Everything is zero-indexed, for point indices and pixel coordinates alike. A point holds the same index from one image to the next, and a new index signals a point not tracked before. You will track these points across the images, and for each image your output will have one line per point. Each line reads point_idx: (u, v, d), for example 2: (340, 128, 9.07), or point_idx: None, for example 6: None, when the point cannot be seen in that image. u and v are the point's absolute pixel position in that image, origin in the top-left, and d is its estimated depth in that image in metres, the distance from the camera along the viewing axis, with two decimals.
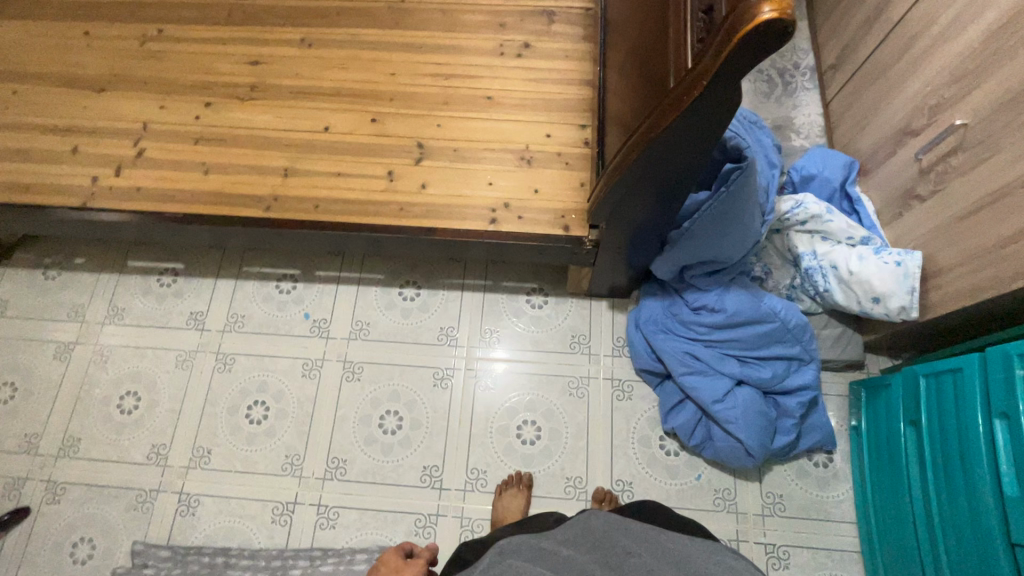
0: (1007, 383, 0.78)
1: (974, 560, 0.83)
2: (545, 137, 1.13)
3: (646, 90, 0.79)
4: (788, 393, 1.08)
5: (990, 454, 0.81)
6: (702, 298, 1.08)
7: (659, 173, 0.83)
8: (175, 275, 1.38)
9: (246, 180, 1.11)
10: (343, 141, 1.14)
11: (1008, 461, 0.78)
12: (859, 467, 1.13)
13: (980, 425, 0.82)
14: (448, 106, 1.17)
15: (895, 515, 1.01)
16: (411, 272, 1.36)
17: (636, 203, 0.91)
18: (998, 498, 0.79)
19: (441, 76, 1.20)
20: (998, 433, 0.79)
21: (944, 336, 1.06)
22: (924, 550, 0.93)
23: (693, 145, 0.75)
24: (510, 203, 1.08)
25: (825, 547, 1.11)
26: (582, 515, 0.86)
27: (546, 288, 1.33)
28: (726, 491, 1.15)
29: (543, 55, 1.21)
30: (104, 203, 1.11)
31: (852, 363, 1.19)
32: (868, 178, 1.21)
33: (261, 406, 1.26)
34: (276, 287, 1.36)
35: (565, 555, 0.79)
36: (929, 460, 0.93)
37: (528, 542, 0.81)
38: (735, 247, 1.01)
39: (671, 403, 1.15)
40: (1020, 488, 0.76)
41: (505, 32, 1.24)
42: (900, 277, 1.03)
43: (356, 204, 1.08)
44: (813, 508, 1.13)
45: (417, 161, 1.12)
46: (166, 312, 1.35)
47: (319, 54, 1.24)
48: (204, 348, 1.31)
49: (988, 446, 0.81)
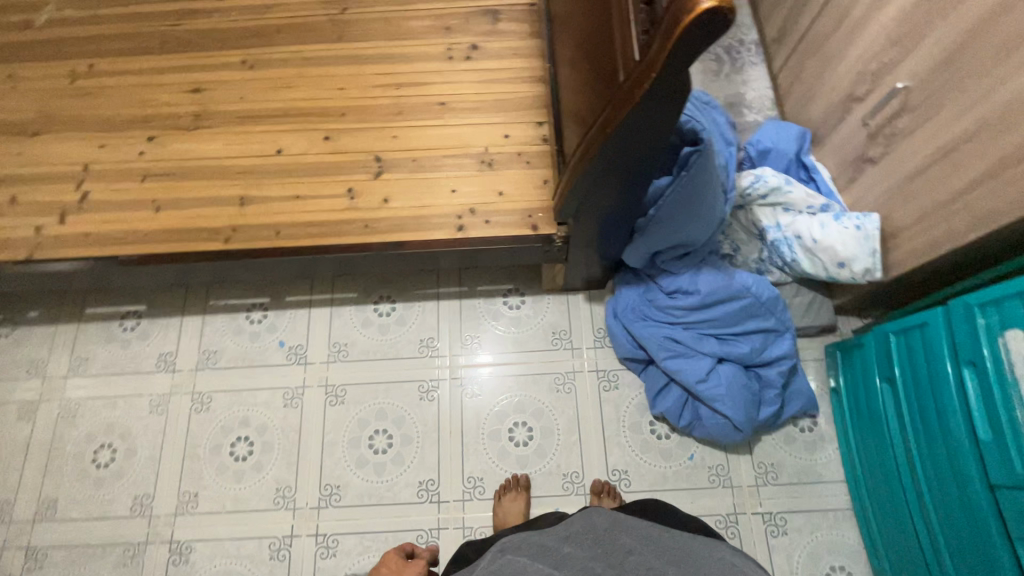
0: (972, 333, 0.81)
1: (957, 504, 0.86)
2: (503, 137, 1.12)
3: (598, 84, 0.79)
4: (769, 364, 1.10)
5: (962, 402, 0.84)
6: (676, 282, 1.09)
7: (620, 164, 0.83)
8: (139, 317, 1.33)
9: (200, 213, 1.08)
10: (298, 163, 1.11)
11: (980, 407, 0.81)
12: (842, 427, 1.16)
13: (951, 375, 0.85)
14: (401, 115, 1.15)
15: (881, 469, 1.05)
16: (385, 287, 1.34)
17: (601, 196, 0.91)
18: (973, 443, 0.82)
19: (391, 86, 1.18)
20: (967, 381, 0.82)
21: (907, 292, 1.10)
22: (911, 500, 0.96)
23: (651, 134, 0.76)
24: (476, 208, 1.07)
25: (819, 508, 1.14)
26: (584, 511, 0.85)
27: (522, 288, 1.33)
28: (719, 466, 1.17)
29: (492, 55, 1.20)
30: (51, 252, 1.05)
31: (824, 328, 1.22)
32: (821, 146, 1.24)
33: (245, 441, 1.23)
34: (246, 318, 1.32)
35: (567, 552, 0.79)
36: (907, 413, 0.96)
37: (528, 540, 0.81)
38: (702, 228, 1.02)
39: (656, 387, 1.16)
40: (993, 431, 0.79)
41: (451, 35, 1.22)
42: (861, 240, 1.06)
43: (318, 226, 1.06)
44: (803, 472, 1.16)
45: (376, 175, 1.10)
46: (132, 357, 1.30)
47: (263, 75, 1.20)
48: (178, 389, 1.27)
49: (960, 394, 0.84)
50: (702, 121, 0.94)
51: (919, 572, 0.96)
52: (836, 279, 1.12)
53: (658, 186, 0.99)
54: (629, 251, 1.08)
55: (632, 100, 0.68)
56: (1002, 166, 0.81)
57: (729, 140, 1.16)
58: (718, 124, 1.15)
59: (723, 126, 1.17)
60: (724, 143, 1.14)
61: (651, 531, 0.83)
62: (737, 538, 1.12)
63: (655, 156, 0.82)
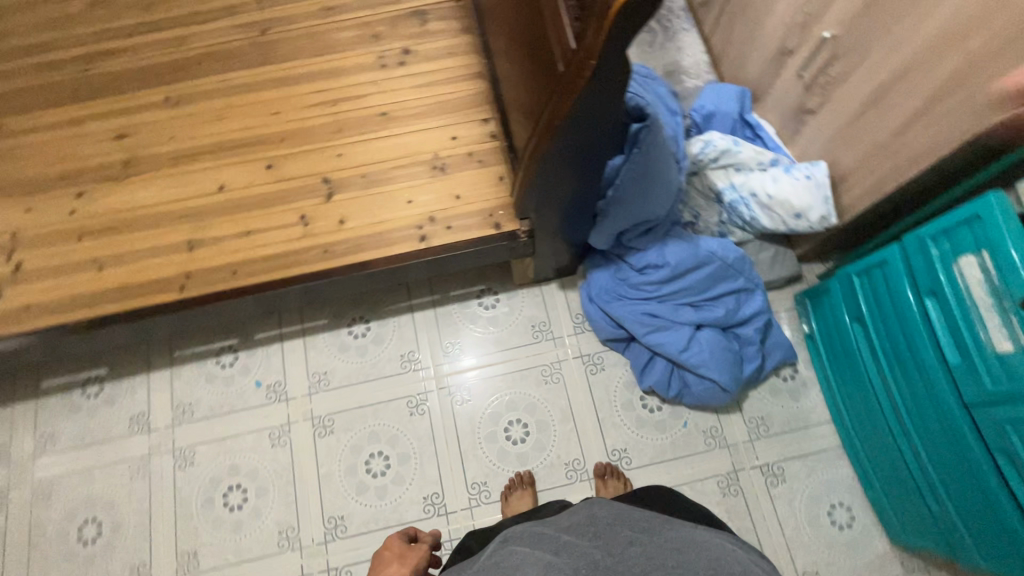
0: (928, 264, 0.85)
1: (938, 427, 0.90)
2: (451, 140, 1.10)
3: (539, 75, 0.78)
4: (745, 323, 1.12)
5: (929, 330, 0.87)
6: (644, 258, 1.10)
7: (572, 153, 0.82)
8: (102, 382, 1.26)
9: (148, 265, 1.02)
10: (244, 197, 1.07)
11: (945, 333, 0.85)
12: (821, 370, 1.20)
13: (915, 306, 0.89)
14: (343, 132, 1.11)
15: (863, 406, 1.09)
16: (356, 308, 1.31)
17: (558, 185, 0.91)
18: (943, 368, 0.86)
19: (327, 103, 1.14)
20: (931, 310, 0.86)
21: (863, 232, 1.14)
22: (895, 430, 1.00)
23: (598, 120, 0.76)
24: (435, 215, 1.05)
25: (812, 451, 1.18)
26: (586, 502, 0.85)
27: (495, 286, 1.32)
28: (713, 428, 1.20)
29: (426, 57, 1.17)
30: None
31: (791, 278, 1.26)
32: (762, 103, 1.26)
33: (238, 489, 1.19)
34: (217, 364, 1.27)
35: (569, 537, 0.78)
36: (879, 349, 1.00)
37: (530, 527, 0.81)
38: (661, 202, 1.03)
39: (641, 364, 1.17)
40: (960, 354, 0.83)
41: (381, 43, 1.19)
42: (813, 189, 1.09)
43: (276, 258, 1.02)
44: (792, 419, 1.20)
45: (328, 198, 1.06)
46: (102, 425, 1.23)
47: (190, 110, 1.15)
48: (158, 449, 1.21)
49: (925, 324, 0.88)
50: (644, 94, 0.94)
51: (912, 496, 1.01)
52: (795, 231, 1.15)
53: (612, 166, 0.98)
54: (595, 234, 1.09)
55: (575, 91, 0.68)
56: (933, 101, 0.85)
57: (674, 110, 1.17)
58: (660, 95, 1.16)
59: (665, 96, 1.17)
60: (669, 113, 1.15)
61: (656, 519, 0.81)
62: (740, 494, 1.16)
63: (605, 141, 0.82)
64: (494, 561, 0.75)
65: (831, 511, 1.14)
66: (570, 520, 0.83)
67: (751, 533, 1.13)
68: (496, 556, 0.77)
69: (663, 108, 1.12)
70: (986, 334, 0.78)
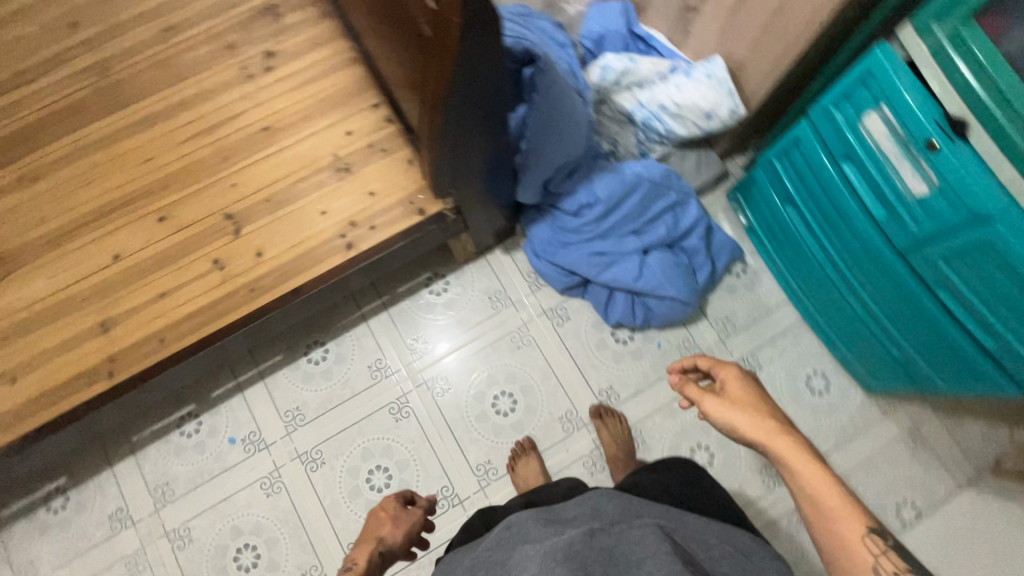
0: (839, 130, 0.87)
1: (881, 281, 0.93)
2: (347, 136, 1.03)
3: (409, 46, 0.73)
4: (687, 234, 1.14)
5: (853, 192, 0.90)
6: (575, 200, 1.07)
7: (471, 117, 0.78)
8: (65, 492, 1.18)
9: (63, 360, 0.92)
10: (143, 260, 0.97)
11: (866, 191, 0.87)
12: (768, 257, 1.24)
13: (836, 174, 0.91)
14: (230, 159, 1.02)
15: (812, 280, 1.12)
16: (308, 335, 1.25)
17: (468, 153, 0.87)
18: (873, 224, 0.89)
19: (201, 132, 1.04)
20: (850, 173, 0.88)
21: (772, 114, 1.16)
22: (845, 294, 1.04)
23: (485, 77, 0.72)
24: (355, 218, 0.99)
25: (779, 333, 1.24)
26: (593, 497, 0.83)
27: (441, 270, 1.28)
28: (686, 341, 1.24)
29: (292, 55, 1.07)
30: None
31: (719, 178, 1.28)
32: (647, 12, 1.24)
33: (249, 548, 1.14)
34: (182, 435, 1.20)
35: (572, 524, 0.76)
36: (813, 223, 1.02)
37: (535, 512, 0.81)
38: (576, 140, 1.00)
39: (602, 303, 1.16)
40: (883, 208, 0.85)
41: (238, 52, 1.08)
42: (716, 86, 1.09)
43: (201, 312, 0.94)
44: (754, 309, 1.25)
45: (236, 234, 0.98)
46: (81, 534, 1.15)
47: (52, 182, 1.03)
48: (150, 538, 1.15)
49: (847, 188, 0.90)
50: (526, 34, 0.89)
51: (875, 349, 1.06)
52: (711, 131, 1.16)
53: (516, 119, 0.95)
54: (521, 189, 1.06)
55: (451, 53, 0.63)
56: None
57: (562, 42, 1.13)
58: (544, 30, 1.11)
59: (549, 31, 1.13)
60: (558, 47, 1.11)
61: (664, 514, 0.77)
62: None
63: (501, 95, 0.78)
64: (500, 543, 0.76)
65: (809, 381, 1.21)
66: (575, 512, 0.81)
67: None
68: (500, 540, 0.77)
69: (551, 43, 1.08)
70: (903, 181, 0.80)
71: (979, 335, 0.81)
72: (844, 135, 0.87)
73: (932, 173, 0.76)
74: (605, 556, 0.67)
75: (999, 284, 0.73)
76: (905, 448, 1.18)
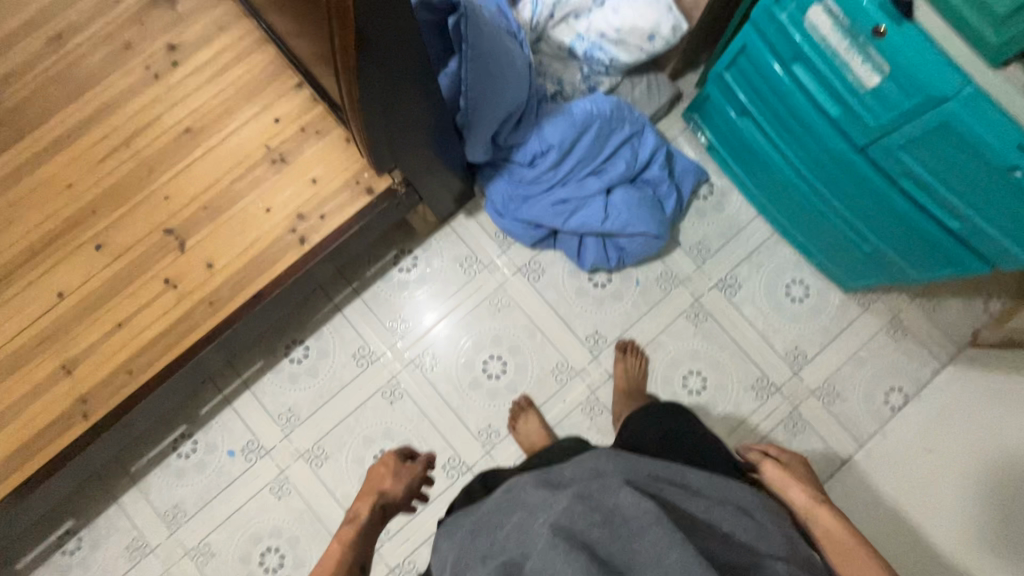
0: (785, 30, 0.83)
1: (846, 181, 0.91)
2: (275, 123, 0.96)
3: (308, 11, 0.65)
4: (648, 165, 1.11)
5: (807, 94, 0.86)
6: (528, 150, 1.02)
7: (393, 88, 0.72)
8: (78, 533, 1.17)
9: (33, 410, 0.89)
10: (91, 293, 0.92)
11: (820, 90, 0.84)
12: (733, 174, 1.21)
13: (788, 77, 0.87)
14: (156, 169, 0.95)
15: (779, 191, 1.11)
16: (284, 335, 1.22)
17: (402, 125, 0.81)
18: (830, 124, 0.86)
19: (119, 146, 0.96)
20: (802, 74, 0.85)
21: (716, 23, 1.11)
22: (813, 200, 1.02)
23: (394, 40, 0.65)
24: (304, 209, 0.94)
25: (753, 248, 1.23)
26: (594, 456, 0.83)
27: (406, 246, 1.25)
28: (664, 273, 1.23)
29: (197, 44, 0.99)
30: None
31: (672, 100, 1.23)
32: None
33: (273, 551, 1.16)
34: (180, 457, 1.19)
35: (570, 484, 0.77)
36: (773, 132, 0.99)
37: (534, 474, 0.83)
38: (516, 86, 0.94)
39: (574, 251, 1.14)
40: (839, 105, 0.82)
41: (137, 51, 0.99)
42: (654, 3, 1.03)
43: (165, 335, 0.90)
44: (726, 229, 1.24)
45: (182, 248, 0.92)
46: (103, 570, 1.16)
47: None
48: (173, 561, 1.16)
49: (802, 90, 0.87)
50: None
51: (849, 248, 1.05)
52: (655, 53, 1.10)
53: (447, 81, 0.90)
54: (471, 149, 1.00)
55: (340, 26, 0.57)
56: None
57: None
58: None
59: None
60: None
61: (664, 472, 0.79)
62: (710, 316, 1.21)
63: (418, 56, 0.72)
64: (498, 508, 0.79)
65: (788, 290, 1.22)
66: (575, 473, 0.81)
67: (732, 344, 1.20)
68: (501, 504, 0.80)
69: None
70: (854, 75, 0.77)
71: (947, 218, 0.80)
72: (791, 34, 0.82)
73: (882, 62, 0.73)
74: (605, 517, 0.68)
75: (961, 166, 0.72)
76: (887, 338, 1.21)
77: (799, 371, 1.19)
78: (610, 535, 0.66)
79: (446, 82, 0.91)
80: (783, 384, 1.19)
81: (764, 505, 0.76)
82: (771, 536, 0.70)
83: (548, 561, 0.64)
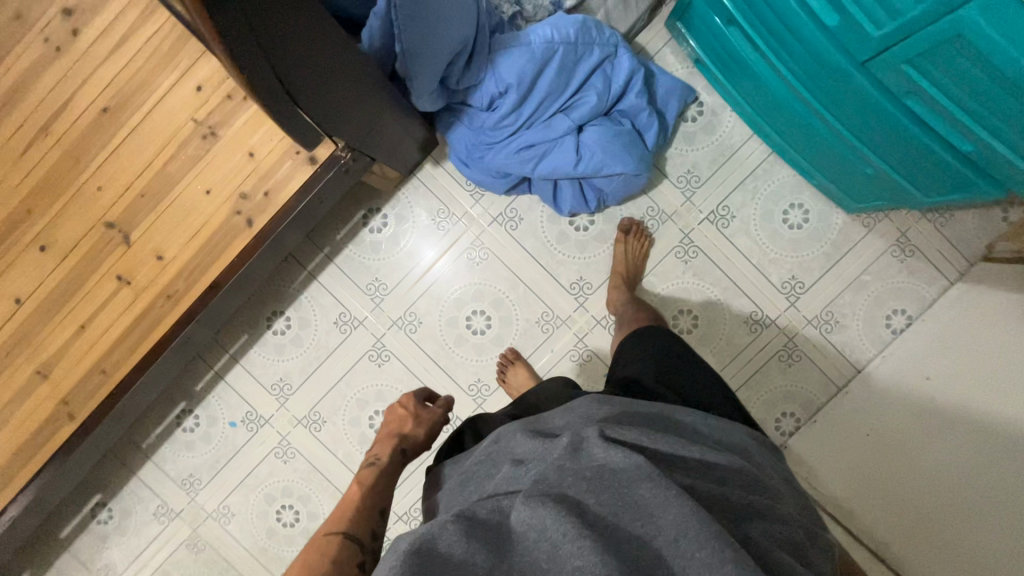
0: None
1: (846, 100, 0.79)
2: (199, 91, 0.86)
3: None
4: (623, 93, 0.98)
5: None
6: (484, 92, 0.91)
7: (306, 73, 0.63)
8: (108, 504, 1.25)
9: (18, 415, 0.90)
10: (46, 297, 0.88)
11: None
12: (722, 90, 1.07)
13: None
14: (83, 158, 0.87)
15: (774, 109, 0.98)
16: (264, 308, 1.20)
17: (332, 102, 0.72)
18: (825, 36, 0.73)
19: (38, 135, 0.88)
20: None
21: None
22: (811, 119, 0.90)
23: (286, 23, 0.55)
24: (246, 187, 0.86)
25: (747, 173, 1.12)
26: (584, 399, 0.75)
27: (374, 204, 1.17)
28: (650, 209, 1.14)
29: (96, 6, 0.86)
30: None
31: (653, 7, 1.07)
32: None
33: (289, 507, 1.23)
34: (186, 431, 1.23)
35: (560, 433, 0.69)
36: (763, 45, 0.85)
37: (523, 422, 0.75)
38: (459, 20, 0.80)
39: (549, 196, 1.05)
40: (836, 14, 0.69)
41: (32, 21, 0.87)
42: None
43: (130, 332, 0.88)
44: (717, 155, 1.12)
45: (128, 241, 0.87)
46: (138, 533, 1.25)
47: None
48: (198, 522, 1.24)
49: None
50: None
51: (851, 169, 0.95)
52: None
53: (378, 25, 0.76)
54: (421, 97, 0.89)
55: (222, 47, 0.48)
56: None
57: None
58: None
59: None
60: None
61: (661, 417, 0.73)
62: (701, 252, 1.14)
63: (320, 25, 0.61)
64: (487, 457, 0.71)
65: (786, 216, 1.13)
66: (565, 420, 0.73)
67: (724, 279, 1.14)
68: (489, 455, 0.72)
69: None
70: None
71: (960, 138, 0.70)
72: None
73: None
74: (596, 468, 0.55)
75: (977, 84, 0.60)
76: (892, 259, 1.13)
77: (796, 301, 1.14)
78: (597, 487, 0.53)
79: (378, 24, 0.77)
80: (778, 316, 1.14)
81: (760, 446, 0.75)
82: (774, 495, 0.62)
83: (535, 517, 0.51)
